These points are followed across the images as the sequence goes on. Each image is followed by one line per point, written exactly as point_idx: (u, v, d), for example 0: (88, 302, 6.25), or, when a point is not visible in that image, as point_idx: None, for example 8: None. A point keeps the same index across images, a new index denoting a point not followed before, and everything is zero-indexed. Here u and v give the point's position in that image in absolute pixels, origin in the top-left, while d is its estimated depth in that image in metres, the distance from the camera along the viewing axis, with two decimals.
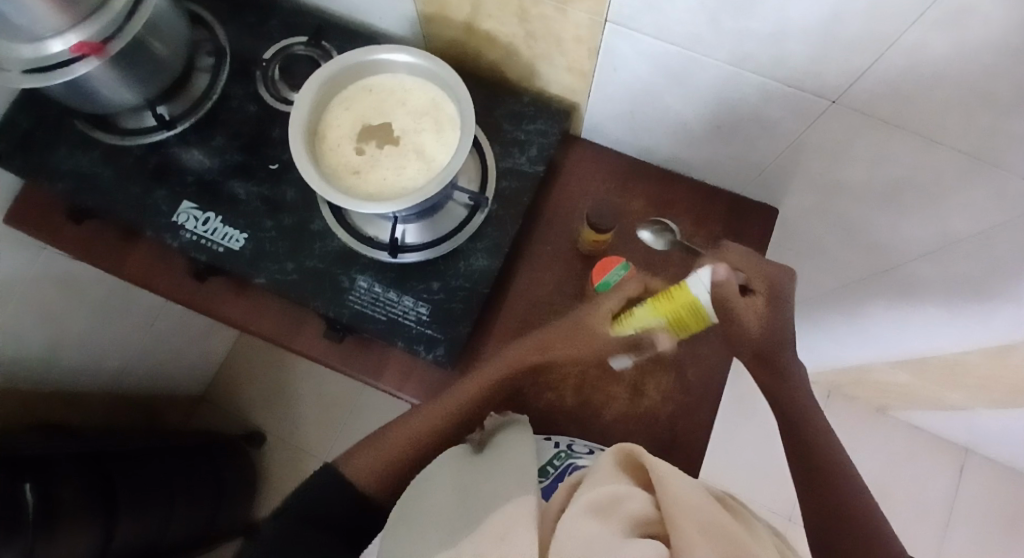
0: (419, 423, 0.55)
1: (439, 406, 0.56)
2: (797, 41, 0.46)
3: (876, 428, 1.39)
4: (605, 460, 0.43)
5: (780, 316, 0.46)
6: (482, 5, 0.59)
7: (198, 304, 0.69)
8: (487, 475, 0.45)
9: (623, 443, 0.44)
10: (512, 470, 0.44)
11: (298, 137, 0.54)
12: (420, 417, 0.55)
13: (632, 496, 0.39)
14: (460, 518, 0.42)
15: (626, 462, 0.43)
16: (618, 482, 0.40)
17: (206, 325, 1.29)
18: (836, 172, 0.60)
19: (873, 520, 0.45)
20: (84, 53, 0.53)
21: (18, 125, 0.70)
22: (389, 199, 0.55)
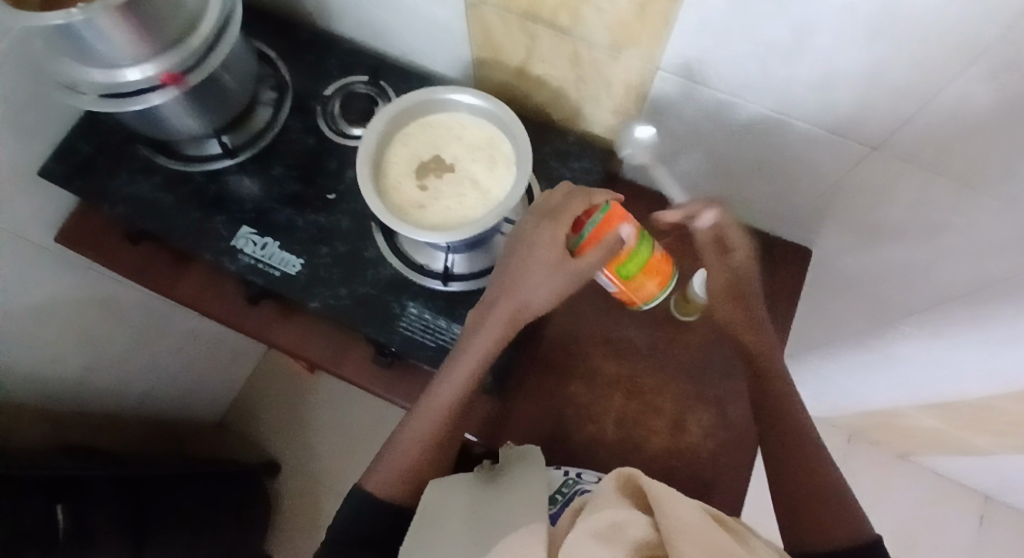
0: (438, 409, 0.56)
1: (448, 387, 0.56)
2: (845, 89, 0.49)
3: (899, 473, 1.38)
4: (605, 486, 0.41)
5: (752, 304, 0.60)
6: (536, 50, 0.63)
7: (248, 328, 0.72)
8: (500, 498, 0.47)
9: (621, 468, 0.42)
10: (521, 498, 0.45)
11: (367, 174, 0.57)
12: (432, 403, 0.56)
13: (632, 521, 0.38)
14: (475, 537, 0.44)
15: (625, 487, 0.42)
16: (619, 508, 0.39)
17: (231, 350, 1.30)
18: (875, 212, 0.63)
19: (840, 504, 0.53)
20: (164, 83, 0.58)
21: (81, 150, 0.73)
22: (453, 229, 0.57)
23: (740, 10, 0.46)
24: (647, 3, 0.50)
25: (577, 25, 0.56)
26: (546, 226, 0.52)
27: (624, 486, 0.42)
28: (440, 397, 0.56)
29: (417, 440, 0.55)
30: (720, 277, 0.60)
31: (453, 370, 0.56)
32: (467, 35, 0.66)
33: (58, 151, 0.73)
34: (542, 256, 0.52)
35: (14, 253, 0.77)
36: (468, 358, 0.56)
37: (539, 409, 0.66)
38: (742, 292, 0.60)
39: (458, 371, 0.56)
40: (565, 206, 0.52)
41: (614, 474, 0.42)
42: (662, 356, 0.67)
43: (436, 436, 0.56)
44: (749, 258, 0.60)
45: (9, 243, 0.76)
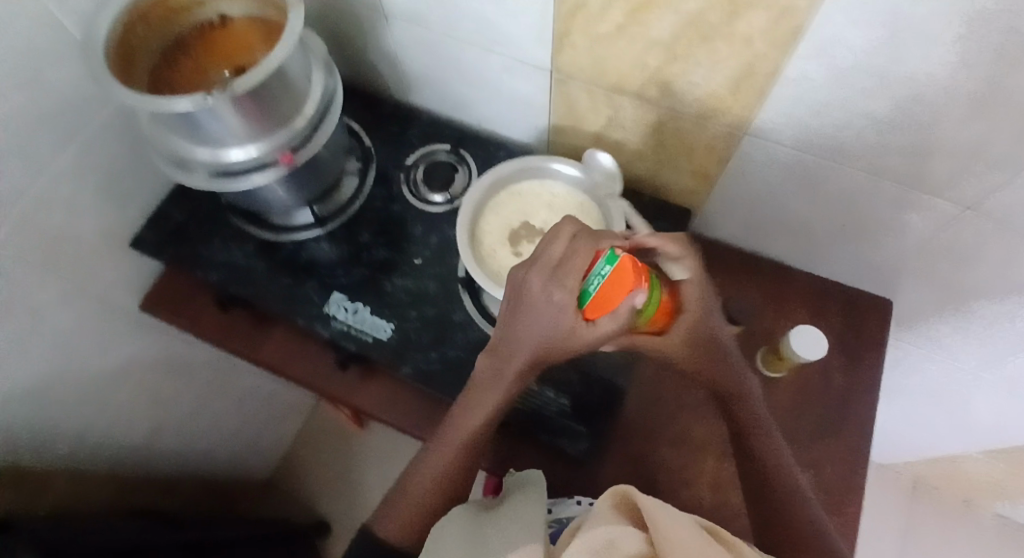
0: (437, 468, 0.54)
1: (447, 445, 0.54)
2: (942, 156, 0.50)
3: (967, 522, 1.32)
4: (601, 505, 0.41)
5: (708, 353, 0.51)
6: (618, 118, 0.66)
7: (331, 392, 0.72)
8: (496, 519, 0.46)
9: (613, 486, 0.42)
10: (519, 525, 0.44)
11: (466, 243, 0.59)
12: (433, 458, 0.55)
13: (626, 537, 0.38)
14: None
15: (620, 504, 0.41)
16: (612, 524, 0.39)
17: (283, 404, 1.30)
18: (962, 269, 0.63)
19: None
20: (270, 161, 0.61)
21: (172, 218, 0.76)
22: None
23: (840, 84, 0.48)
24: (742, 79, 0.53)
25: (665, 97, 0.59)
26: (543, 280, 0.46)
27: (618, 502, 0.41)
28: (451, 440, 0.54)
29: (419, 494, 0.54)
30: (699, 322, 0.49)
31: (455, 426, 0.55)
32: (549, 106, 0.69)
33: (151, 219, 0.76)
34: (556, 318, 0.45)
35: (101, 320, 0.78)
36: (470, 421, 0.54)
37: (634, 474, 0.65)
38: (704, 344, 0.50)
39: (452, 433, 0.54)
40: (569, 259, 0.45)
41: (607, 491, 0.42)
42: None
43: (437, 489, 0.54)
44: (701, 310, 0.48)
45: (97, 310, 0.77)
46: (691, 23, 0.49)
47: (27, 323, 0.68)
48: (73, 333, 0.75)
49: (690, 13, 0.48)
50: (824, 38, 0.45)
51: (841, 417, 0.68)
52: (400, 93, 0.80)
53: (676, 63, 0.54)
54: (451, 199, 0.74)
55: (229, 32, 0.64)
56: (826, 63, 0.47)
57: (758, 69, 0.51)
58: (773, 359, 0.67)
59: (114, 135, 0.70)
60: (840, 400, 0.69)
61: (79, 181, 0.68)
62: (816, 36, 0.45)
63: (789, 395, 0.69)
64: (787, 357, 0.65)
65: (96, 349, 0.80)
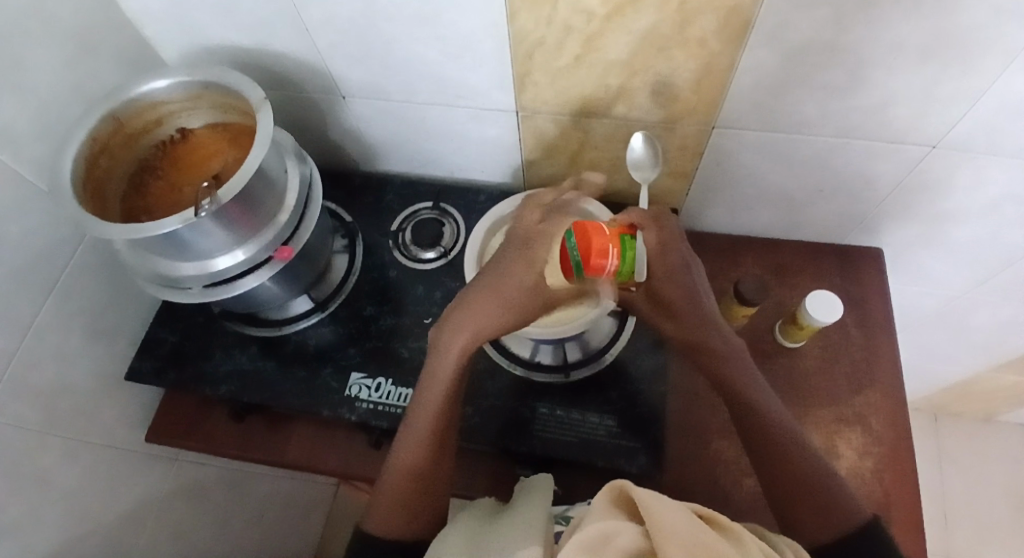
0: (407, 461, 0.53)
1: (412, 435, 0.54)
2: (902, 104, 0.54)
3: (992, 437, 1.36)
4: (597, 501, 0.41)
5: (682, 283, 0.56)
6: (589, 139, 0.68)
7: (373, 476, 0.68)
8: (497, 535, 0.47)
9: (611, 480, 0.42)
10: (518, 528, 0.46)
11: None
12: (402, 452, 0.54)
13: (621, 532, 0.38)
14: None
15: (618, 499, 0.41)
16: (607, 521, 0.39)
17: (307, 503, 1.24)
18: (940, 204, 0.66)
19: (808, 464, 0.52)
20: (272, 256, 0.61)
21: (167, 341, 0.73)
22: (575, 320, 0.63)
23: (795, 63, 0.51)
24: (702, 78, 0.56)
25: (632, 109, 0.62)
26: (517, 258, 0.55)
27: (616, 498, 0.41)
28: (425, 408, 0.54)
29: (399, 475, 0.53)
30: (669, 260, 0.55)
31: (418, 415, 0.54)
32: (519, 143, 0.71)
33: (144, 349, 0.73)
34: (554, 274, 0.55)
35: (114, 467, 0.73)
36: (427, 408, 0.54)
37: (698, 476, 0.64)
38: (675, 271, 0.56)
39: (417, 422, 0.54)
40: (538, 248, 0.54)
41: (606, 487, 0.42)
42: (789, 391, 0.70)
43: (416, 462, 0.53)
44: (662, 243, 0.55)
45: (109, 457, 0.72)
46: (644, 39, 0.52)
47: (39, 489, 0.63)
48: (90, 488, 0.69)
49: (643, 29, 0.51)
50: (772, 25, 0.48)
51: (870, 367, 0.70)
52: (371, 162, 0.82)
53: (637, 76, 0.57)
54: (444, 253, 0.74)
55: (192, 144, 0.65)
56: (779, 46, 0.50)
57: (716, 65, 0.54)
58: (791, 329, 0.69)
59: (91, 270, 0.68)
60: (864, 352, 0.71)
61: (65, 326, 0.65)
62: (765, 23, 0.48)
63: (816, 360, 0.71)
64: (806, 324, 0.66)
65: (115, 498, 0.73)
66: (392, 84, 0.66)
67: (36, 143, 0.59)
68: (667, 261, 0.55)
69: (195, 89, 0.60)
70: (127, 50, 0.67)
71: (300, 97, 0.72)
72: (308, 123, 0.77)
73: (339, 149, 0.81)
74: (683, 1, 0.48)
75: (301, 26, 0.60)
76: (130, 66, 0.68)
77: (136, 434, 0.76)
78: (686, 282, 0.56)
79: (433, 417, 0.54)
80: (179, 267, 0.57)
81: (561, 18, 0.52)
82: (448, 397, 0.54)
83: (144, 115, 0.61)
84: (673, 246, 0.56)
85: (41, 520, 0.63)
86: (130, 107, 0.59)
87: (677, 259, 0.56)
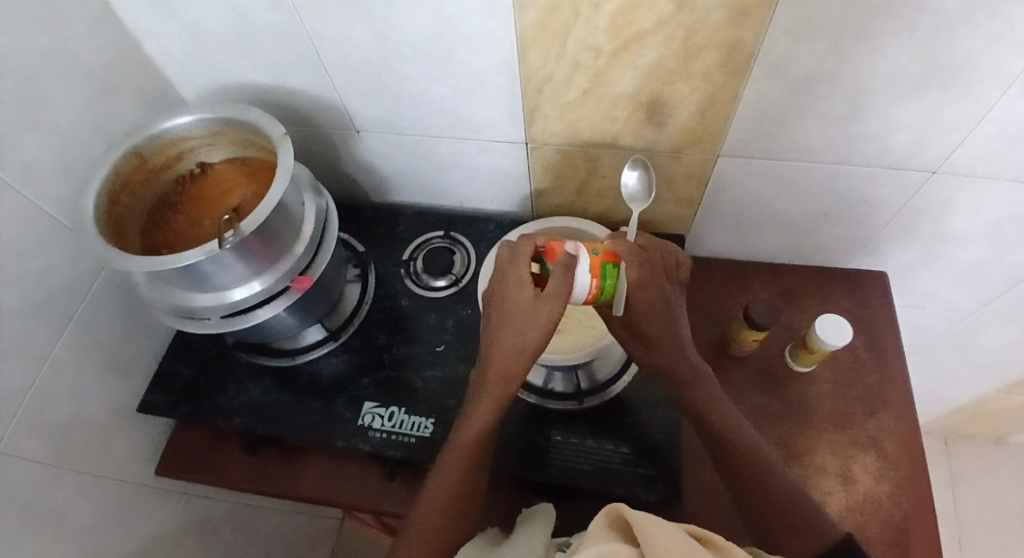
0: (439, 497, 0.53)
1: (448, 471, 0.54)
2: (901, 131, 0.55)
3: (1006, 460, 1.34)
4: (595, 526, 0.42)
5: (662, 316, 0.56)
6: (596, 169, 0.70)
7: (387, 508, 0.68)
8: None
9: (609, 504, 0.42)
10: None
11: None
12: (431, 495, 0.54)
13: (618, 553, 0.38)
14: None
15: (616, 524, 0.42)
16: (604, 543, 0.39)
17: (312, 538, 1.22)
18: (942, 226, 0.68)
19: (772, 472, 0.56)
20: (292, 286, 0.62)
21: (180, 373, 0.73)
22: (587, 347, 0.64)
23: (798, 94, 0.53)
24: (706, 110, 0.58)
25: (639, 140, 0.63)
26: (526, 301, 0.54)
27: (614, 523, 0.42)
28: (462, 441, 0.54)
29: (433, 510, 0.53)
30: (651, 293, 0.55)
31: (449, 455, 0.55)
32: (528, 173, 0.73)
33: (157, 381, 0.73)
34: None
35: (127, 502, 0.72)
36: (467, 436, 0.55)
37: (715, 503, 0.64)
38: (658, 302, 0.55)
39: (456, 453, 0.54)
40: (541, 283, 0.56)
41: (604, 510, 0.42)
42: (801, 415, 0.70)
43: (454, 497, 0.53)
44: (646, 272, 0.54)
45: (120, 492, 0.71)
46: (650, 73, 0.55)
47: (51, 526, 0.62)
48: (102, 524, 0.69)
49: (649, 64, 0.54)
50: (774, 58, 0.50)
51: (882, 389, 0.70)
52: (382, 193, 0.84)
53: (643, 108, 0.59)
54: (455, 281, 0.75)
55: (211, 179, 0.67)
56: (781, 78, 0.52)
57: (720, 97, 0.56)
58: (802, 353, 0.69)
59: (107, 303, 0.69)
60: (876, 374, 0.71)
61: (81, 359, 0.66)
62: (767, 56, 0.50)
63: (827, 382, 0.71)
64: (817, 348, 0.66)
65: (124, 534, 0.72)
66: (404, 119, 0.68)
67: (60, 178, 0.61)
68: (651, 291, 0.55)
69: (216, 126, 0.62)
70: (148, 89, 0.69)
71: (314, 131, 0.74)
72: (321, 157, 0.79)
73: (351, 181, 0.83)
74: (687, 37, 0.50)
75: (318, 64, 0.62)
76: (151, 105, 0.70)
77: (146, 467, 0.76)
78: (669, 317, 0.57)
79: (464, 459, 0.54)
80: (199, 300, 0.58)
81: (570, 54, 0.54)
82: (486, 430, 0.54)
83: (165, 152, 0.63)
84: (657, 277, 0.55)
85: None
86: (152, 144, 0.61)
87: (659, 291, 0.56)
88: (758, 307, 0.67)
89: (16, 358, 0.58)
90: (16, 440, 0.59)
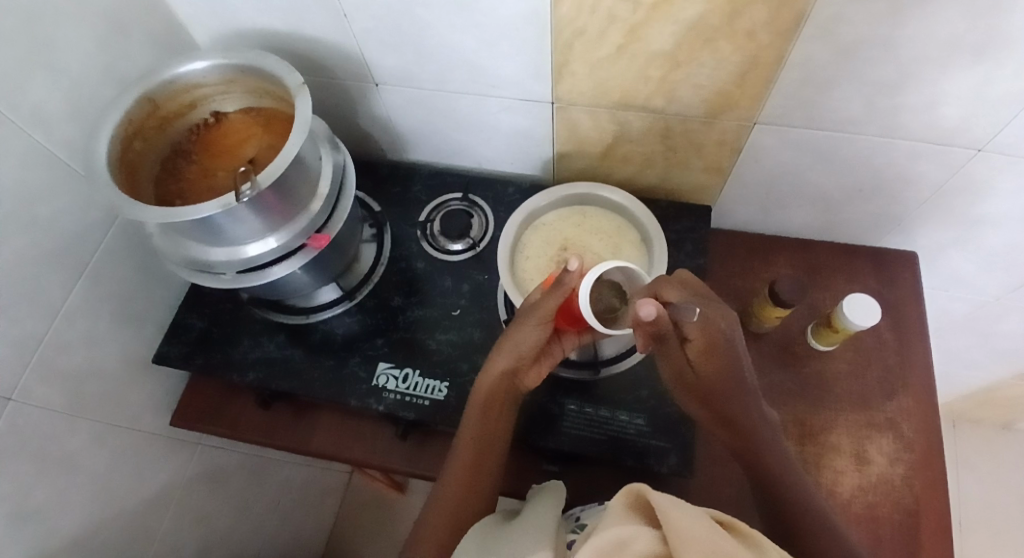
0: (460, 472, 0.57)
1: (464, 450, 0.58)
2: (951, 105, 0.52)
3: (1011, 446, 1.34)
4: (614, 506, 0.41)
5: (719, 360, 0.54)
6: (624, 132, 0.67)
7: (399, 467, 0.68)
8: (506, 541, 0.48)
9: (629, 483, 0.42)
10: (532, 532, 0.48)
11: (514, 287, 0.64)
12: (450, 475, 0.58)
13: (637, 537, 0.38)
14: None
15: (635, 503, 0.41)
16: (622, 526, 0.39)
17: (320, 490, 1.24)
18: (981, 208, 0.65)
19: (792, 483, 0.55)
20: (308, 244, 0.61)
21: (194, 326, 0.73)
22: None
23: (847, 58, 0.50)
24: (747, 72, 0.54)
25: (672, 102, 0.60)
26: (538, 330, 0.57)
27: (633, 502, 0.41)
28: (479, 424, 0.58)
29: (456, 478, 0.57)
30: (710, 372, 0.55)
31: (462, 436, 0.58)
32: (552, 135, 0.70)
33: (172, 332, 0.73)
34: (561, 348, 0.60)
35: (142, 451, 0.73)
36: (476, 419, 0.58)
37: (726, 476, 0.64)
38: (711, 348, 0.54)
39: (467, 434, 0.58)
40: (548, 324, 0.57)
41: (624, 490, 0.42)
42: (819, 393, 0.69)
43: (472, 471, 0.57)
44: (702, 322, 0.54)
45: (135, 440, 0.72)
46: (690, 30, 0.51)
47: (66, 472, 0.63)
48: (117, 471, 0.70)
49: (690, 20, 0.50)
50: (826, 19, 0.47)
51: (903, 372, 0.69)
52: (399, 150, 0.81)
53: (679, 69, 0.56)
54: (471, 244, 0.73)
55: (225, 128, 0.64)
56: (830, 40, 0.49)
57: (762, 58, 0.52)
58: (824, 331, 0.68)
59: (121, 252, 0.68)
60: (898, 356, 0.70)
61: (95, 308, 0.65)
62: (818, 16, 0.47)
63: (847, 362, 0.70)
64: (842, 327, 0.65)
65: (140, 482, 0.73)
66: (425, 71, 0.65)
67: (71, 123, 0.59)
68: (709, 336, 0.54)
69: (231, 73, 0.60)
70: (160, 32, 0.67)
71: (332, 82, 0.71)
72: (338, 110, 0.77)
73: (368, 138, 0.80)
74: None
75: (336, 10, 0.59)
76: (163, 49, 0.68)
77: (161, 417, 0.76)
78: (727, 364, 0.55)
79: (478, 440, 0.58)
80: (213, 255, 0.57)
81: (605, 6, 0.51)
82: (497, 412, 0.59)
83: (178, 98, 0.61)
84: (715, 324, 0.54)
85: (67, 503, 0.63)
86: (166, 89, 0.59)
87: (720, 334, 0.54)
88: (783, 283, 0.65)
89: (29, 306, 0.58)
90: (30, 387, 0.59)
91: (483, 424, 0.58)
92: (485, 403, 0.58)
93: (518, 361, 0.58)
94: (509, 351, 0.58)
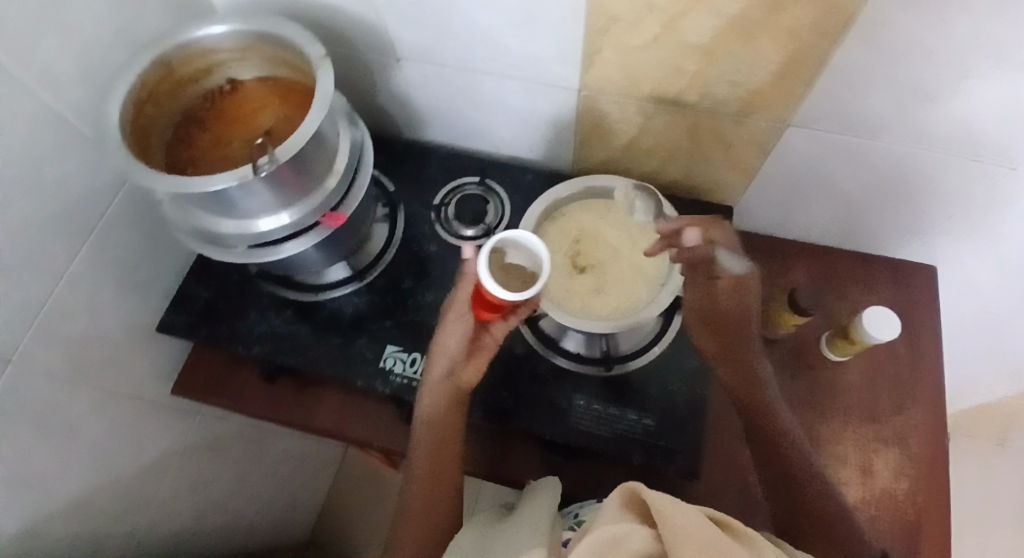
0: (422, 475, 0.58)
1: (423, 452, 0.58)
2: (991, 120, 0.50)
3: (1004, 460, 1.34)
4: (609, 505, 0.40)
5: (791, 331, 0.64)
6: (650, 125, 0.65)
7: (402, 449, 0.68)
8: (501, 540, 0.47)
9: (623, 482, 0.41)
10: (526, 529, 0.47)
11: None
12: (418, 476, 0.58)
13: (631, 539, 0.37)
14: None
15: (629, 503, 0.40)
16: (617, 527, 0.38)
17: (317, 461, 1.24)
18: (1009, 225, 0.63)
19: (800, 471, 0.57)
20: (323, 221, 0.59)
21: (200, 296, 0.72)
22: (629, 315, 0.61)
23: (892, 64, 0.48)
24: (785, 71, 0.52)
25: (704, 97, 0.59)
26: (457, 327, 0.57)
27: (628, 502, 0.40)
28: (432, 426, 0.58)
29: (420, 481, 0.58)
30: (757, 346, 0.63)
31: (420, 438, 0.59)
32: (576, 123, 0.68)
33: (177, 301, 0.72)
34: (492, 338, 0.58)
35: (142, 417, 0.73)
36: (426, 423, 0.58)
37: (730, 483, 0.64)
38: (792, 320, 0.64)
39: (422, 437, 0.58)
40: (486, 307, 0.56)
41: (618, 489, 0.41)
42: (828, 403, 0.68)
43: (437, 475, 0.58)
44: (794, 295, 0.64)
45: (135, 407, 0.72)
46: (731, 24, 0.49)
47: (63, 436, 0.62)
48: (116, 437, 0.69)
49: (731, 14, 0.48)
50: (874, 22, 0.45)
51: (914, 384, 0.68)
52: (417, 129, 0.79)
53: (715, 63, 0.54)
54: (486, 230, 0.72)
55: (241, 96, 0.62)
56: (876, 45, 0.47)
57: (803, 58, 0.50)
58: (839, 342, 0.67)
59: (129, 217, 0.66)
60: (909, 370, 0.69)
61: (100, 273, 0.64)
62: (866, 19, 0.45)
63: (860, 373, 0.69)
64: (859, 340, 0.64)
65: (138, 449, 0.73)
66: (449, 49, 0.63)
67: (82, 82, 0.57)
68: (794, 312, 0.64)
69: (249, 39, 0.57)
70: None
71: (352, 54, 0.69)
72: (356, 83, 0.74)
73: (385, 113, 0.78)
74: None
75: None
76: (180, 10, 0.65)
77: (162, 385, 0.76)
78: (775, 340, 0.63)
79: (438, 444, 0.58)
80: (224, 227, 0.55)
81: None
82: (450, 413, 0.59)
83: (194, 63, 0.58)
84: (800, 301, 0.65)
85: (64, 468, 0.63)
86: (182, 53, 0.56)
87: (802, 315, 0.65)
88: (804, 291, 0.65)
89: (34, 269, 0.56)
90: (33, 351, 0.58)
91: (438, 426, 0.58)
92: (436, 414, 0.58)
93: (455, 363, 0.58)
94: (440, 353, 0.58)
